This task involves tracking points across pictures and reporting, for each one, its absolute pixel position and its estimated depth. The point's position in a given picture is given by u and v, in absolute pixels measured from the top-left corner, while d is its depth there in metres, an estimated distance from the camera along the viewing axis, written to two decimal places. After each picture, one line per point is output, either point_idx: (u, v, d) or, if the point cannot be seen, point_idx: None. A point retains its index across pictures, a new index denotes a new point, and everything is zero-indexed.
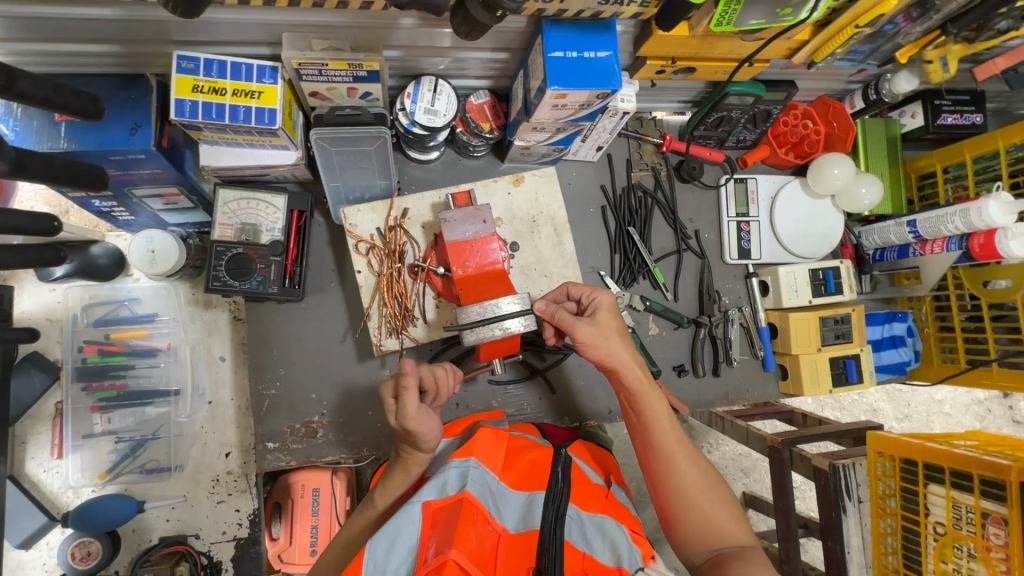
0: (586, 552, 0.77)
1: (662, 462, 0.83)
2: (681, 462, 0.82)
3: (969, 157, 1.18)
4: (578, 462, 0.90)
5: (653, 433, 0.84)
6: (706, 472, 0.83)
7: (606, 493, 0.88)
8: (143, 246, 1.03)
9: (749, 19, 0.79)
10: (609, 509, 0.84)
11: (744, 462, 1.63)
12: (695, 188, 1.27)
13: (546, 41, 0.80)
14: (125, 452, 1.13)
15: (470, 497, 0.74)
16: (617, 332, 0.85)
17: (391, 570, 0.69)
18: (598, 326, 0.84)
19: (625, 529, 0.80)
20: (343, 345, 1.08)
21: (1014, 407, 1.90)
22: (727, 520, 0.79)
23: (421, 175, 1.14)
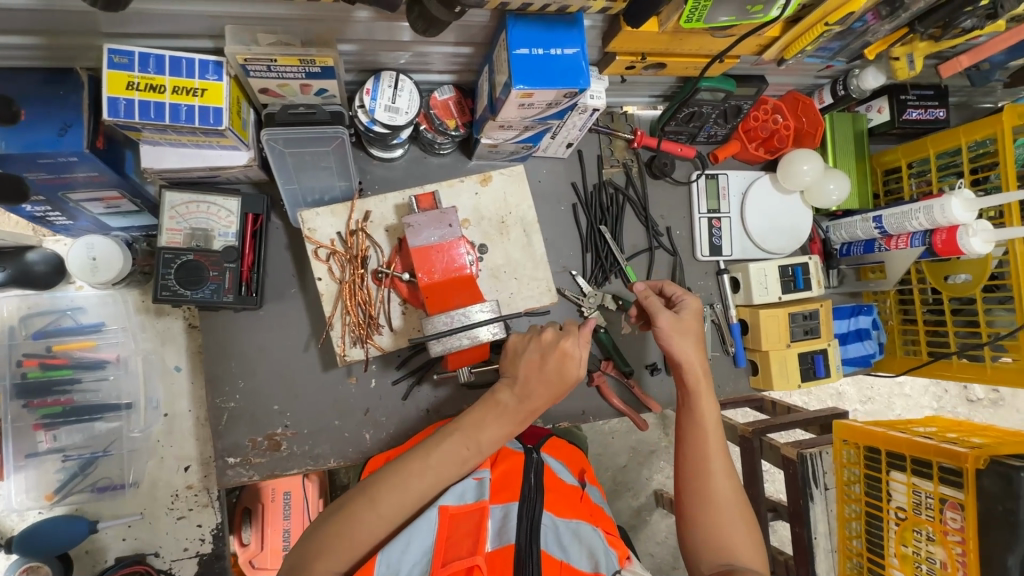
0: (564, 559, 0.75)
1: (699, 466, 0.85)
2: (718, 473, 0.84)
3: (932, 153, 1.19)
4: (552, 466, 0.91)
5: (698, 434, 0.87)
6: (737, 492, 0.83)
7: (581, 496, 0.89)
8: (83, 254, 0.96)
9: (719, 16, 0.77)
10: (582, 514, 0.84)
11: None
12: (666, 184, 1.26)
13: (511, 37, 0.76)
14: (74, 470, 1.05)
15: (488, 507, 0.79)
16: (695, 334, 0.91)
17: (405, 570, 0.71)
18: (682, 321, 0.92)
19: (600, 533, 0.80)
20: (306, 354, 1.04)
21: (968, 387, 1.98)
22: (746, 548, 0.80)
23: (384, 173, 1.09)
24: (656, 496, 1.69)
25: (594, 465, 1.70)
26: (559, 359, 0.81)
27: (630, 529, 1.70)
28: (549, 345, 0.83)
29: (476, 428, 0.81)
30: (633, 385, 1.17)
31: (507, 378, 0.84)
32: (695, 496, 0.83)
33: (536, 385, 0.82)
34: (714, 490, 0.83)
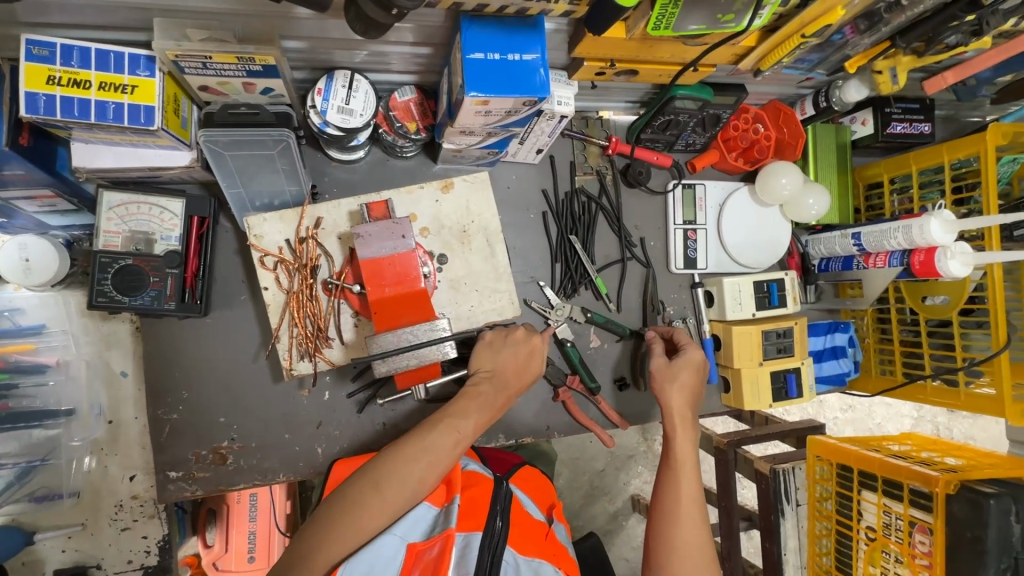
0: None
1: (673, 518, 0.85)
2: (690, 530, 0.84)
3: (914, 169, 1.15)
4: (520, 498, 0.88)
5: (677, 484, 0.87)
6: (706, 551, 0.83)
7: (546, 533, 0.86)
8: (15, 254, 0.90)
9: (688, 24, 0.72)
10: (544, 551, 0.81)
11: None
12: (641, 193, 1.21)
13: (465, 40, 0.71)
14: (10, 479, 1.00)
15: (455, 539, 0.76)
16: (687, 383, 0.97)
17: None
18: (682, 366, 0.97)
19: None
20: (255, 365, 0.99)
21: None
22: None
23: (344, 176, 1.04)
24: (634, 501, 1.67)
25: (572, 468, 1.67)
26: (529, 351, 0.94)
27: (606, 535, 1.68)
28: (522, 341, 0.94)
29: (457, 414, 0.84)
30: (599, 402, 1.13)
31: (480, 371, 0.91)
32: (664, 549, 0.83)
33: (509, 373, 0.91)
34: (684, 545, 0.83)
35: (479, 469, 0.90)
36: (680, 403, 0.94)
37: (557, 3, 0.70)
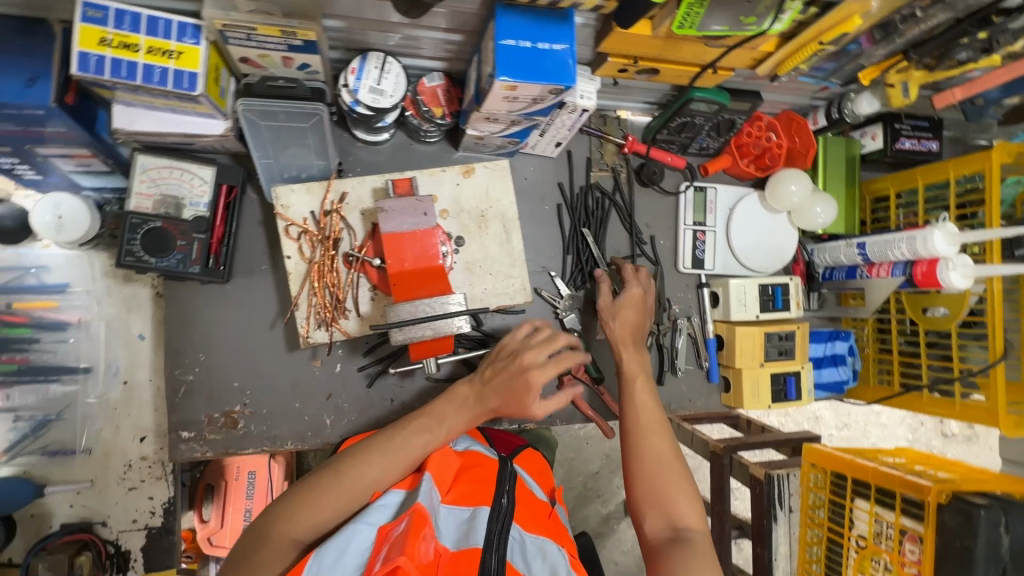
0: (525, 572, 0.76)
1: (638, 430, 0.87)
2: (655, 439, 0.85)
3: (921, 184, 1.19)
4: (524, 479, 0.92)
5: (634, 400, 0.90)
6: (676, 456, 0.84)
7: (549, 512, 0.89)
8: (48, 211, 0.94)
9: (711, 25, 0.76)
10: (549, 529, 0.85)
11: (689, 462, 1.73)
12: (654, 193, 1.24)
13: (498, 27, 0.75)
14: (25, 431, 1.04)
15: (422, 509, 0.71)
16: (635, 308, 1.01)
17: None
18: (625, 301, 1.02)
19: (565, 554, 0.79)
20: (271, 333, 1.02)
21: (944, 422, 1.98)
22: (688, 513, 0.80)
23: (368, 157, 1.07)
24: (625, 505, 1.68)
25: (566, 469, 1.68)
26: (522, 386, 0.82)
27: (596, 537, 1.69)
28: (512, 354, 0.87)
29: (434, 414, 0.84)
30: (602, 393, 1.16)
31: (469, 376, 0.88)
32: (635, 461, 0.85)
33: (494, 392, 0.84)
34: (651, 454, 0.84)
35: (483, 451, 0.94)
36: (629, 330, 0.99)
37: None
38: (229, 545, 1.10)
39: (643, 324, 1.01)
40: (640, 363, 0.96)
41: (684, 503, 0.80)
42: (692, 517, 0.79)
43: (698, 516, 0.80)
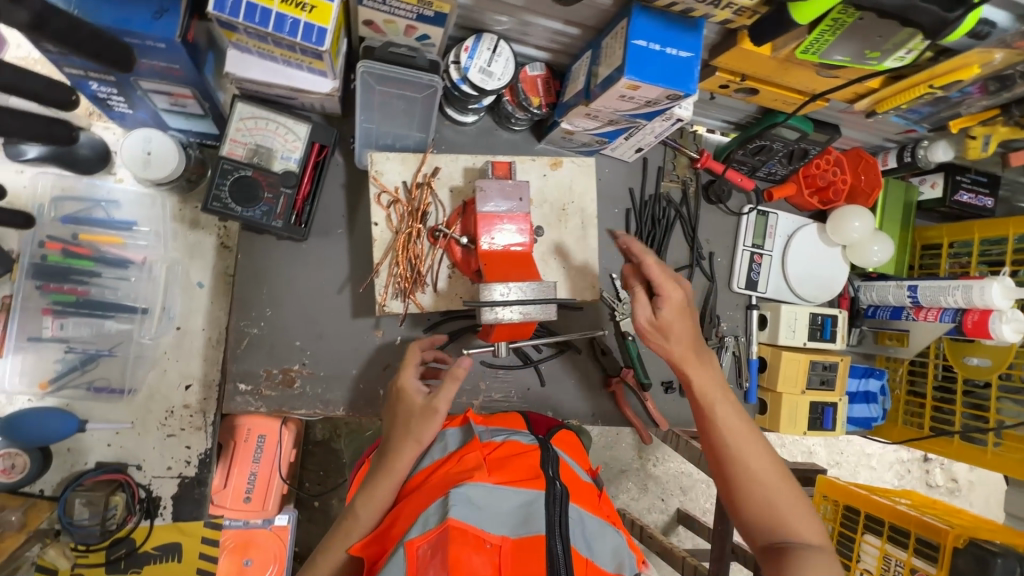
0: (587, 555, 0.75)
1: (732, 448, 0.80)
2: (755, 454, 0.79)
3: (977, 237, 1.22)
4: (565, 462, 0.89)
5: (715, 417, 0.83)
6: (777, 468, 0.78)
7: (596, 493, 0.89)
8: (138, 146, 0.93)
9: (835, 54, 0.77)
10: (601, 514, 0.84)
11: (684, 480, 1.80)
12: (718, 211, 1.27)
13: (633, 26, 0.76)
14: (73, 364, 1.02)
15: (457, 523, 0.68)
16: (683, 315, 0.88)
17: None
18: (665, 319, 0.86)
19: (621, 535, 0.82)
20: (338, 297, 1.01)
21: (930, 471, 1.99)
22: (807, 524, 0.75)
23: (452, 136, 1.07)
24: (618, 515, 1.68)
25: None
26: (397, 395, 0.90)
27: None
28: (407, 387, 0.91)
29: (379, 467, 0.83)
30: (647, 401, 1.18)
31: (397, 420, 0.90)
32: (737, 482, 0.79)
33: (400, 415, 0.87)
34: (754, 473, 0.78)
35: (523, 439, 0.88)
36: (684, 349, 0.87)
37: (723, 10, 0.75)
38: (230, 506, 1.07)
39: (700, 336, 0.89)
40: (718, 374, 0.87)
41: (801, 516, 0.76)
42: (812, 530, 0.75)
43: (816, 527, 0.75)
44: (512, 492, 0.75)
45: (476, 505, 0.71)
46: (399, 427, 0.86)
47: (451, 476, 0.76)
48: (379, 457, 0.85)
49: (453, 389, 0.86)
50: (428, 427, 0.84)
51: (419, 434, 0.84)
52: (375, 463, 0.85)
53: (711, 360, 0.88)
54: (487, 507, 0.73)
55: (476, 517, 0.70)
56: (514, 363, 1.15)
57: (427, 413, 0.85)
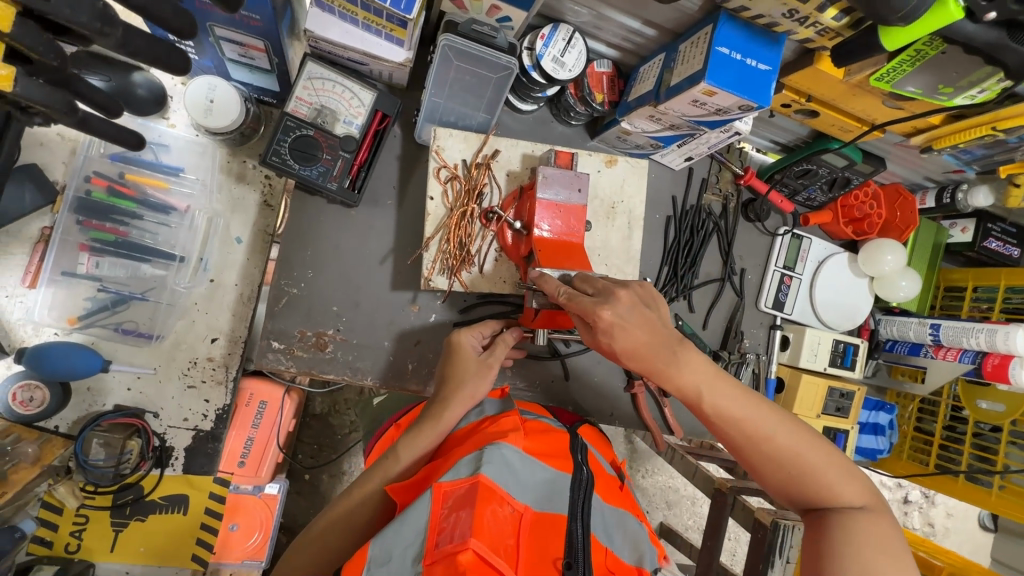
0: (608, 543, 0.75)
1: (753, 435, 0.71)
2: (781, 430, 0.71)
3: (1003, 284, 1.23)
4: (593, 453, 0.89)
5: (722, 413, 0.72)
6: (801, 440, 0.71)
7: (619, 485, 0.90)
8: (202, 92, 0.93)
9: (908, 85, 0.79)
10: (624, 505, 0.85)
11: (671, 495, 1.82)
12: (755, 229, 1.28)
13: (717, 33, 0.77)
14: (104, 304, 1.01)
15: (486, 480, 0.66)
16: (643, 326, 0.71)
17: (398, 554, 0.64)
18: (625, 346, 0.70)
19: (643, 528, 0.83)
20: (380, 268, 1.02)
21: (909, 513, 1.73)
22: (851, 486, 0.70)
23: (509, 123, 1.07)
24: None
25: None
26: (451, 349, 0.89)
27: None
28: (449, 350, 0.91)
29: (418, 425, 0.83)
30: (665, 407, 1.20)
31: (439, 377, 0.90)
32: (766, 464, 0.72)
33: (443, 374, 0.88)
34: (783, 454, 0.71)
35: (549, 423, 0.89)
36: (664, 356, 0.71)
37: (807, 28, 0.76)
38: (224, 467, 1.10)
39: (665, 335, 0.72)
40: (706, 360, 0.73)
41: (844, 481, 0.70)
42: (856, 490, 0.70)
43: (861, 487, 0.71)
44: (541, 467, 0.75)
45: (509, 467, 0.71)
46: (451, 382, 0.86)
47: (488, 437, 0.76)
48: (426, 409, 0.86)
49: (507, 348, 0.90)
50: (482, 384, 0.86)
51: (472, 391, 0.85)
52: (420, 416, 0.87)
53: (691, 351, 0.72)
54: (518, 472, 0.72)
55: (507, 479, 0.69)
56: (542, 354, 1.16)
57: (482, 369, 0.86)
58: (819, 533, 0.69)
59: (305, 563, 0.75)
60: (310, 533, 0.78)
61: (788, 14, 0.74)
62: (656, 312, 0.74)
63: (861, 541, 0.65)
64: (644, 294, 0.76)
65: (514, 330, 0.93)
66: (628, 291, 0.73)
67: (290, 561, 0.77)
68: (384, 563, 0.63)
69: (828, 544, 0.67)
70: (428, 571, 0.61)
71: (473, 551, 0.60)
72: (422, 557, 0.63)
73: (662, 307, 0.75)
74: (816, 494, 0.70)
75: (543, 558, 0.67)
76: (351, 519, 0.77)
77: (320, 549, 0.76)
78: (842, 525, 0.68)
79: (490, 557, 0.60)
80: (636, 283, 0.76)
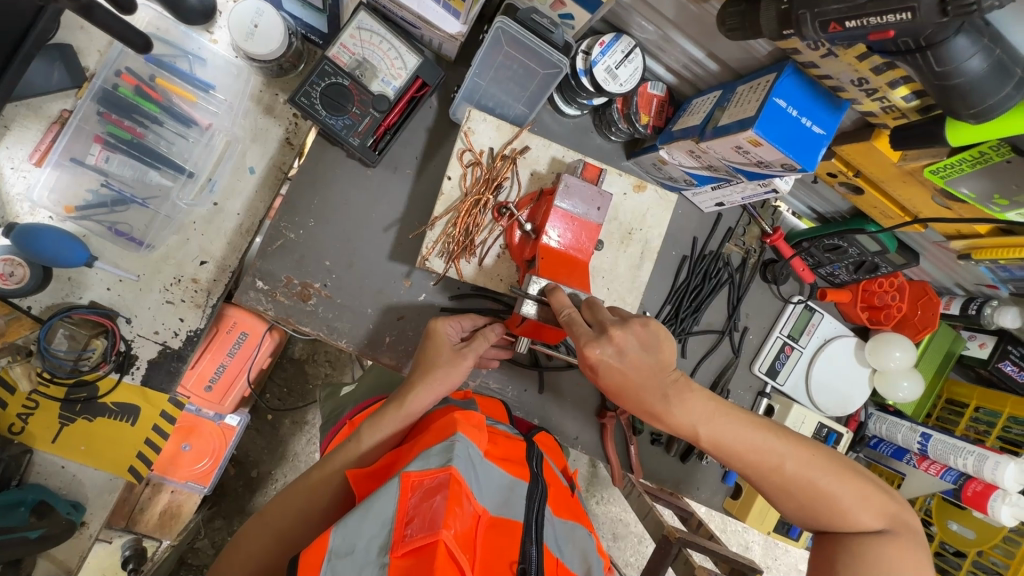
0: (558, 555, 0.72)
1: (759, 466, 0.71)
2: (790, 459, 0.70)
3: (1007, 412, 1.18)
4: (548, 461, 0.87)
5: (728, 447, 0.71)
6: (819, 466, 0.70)
7: (571, 494, 0.87)
8: (248, 15, 0.91)
9: (962, 186, 0.74)
10: (573, 514, 0.82)
11: (619, 529, 1.79)
12: (769, 291, 1.24)
13: (779, 83, 0.73)
14: (105, 200, 0.99)
15: (457, 473, 0.64)
16: (629, 367, 0.69)
17: (360, 547, 0.59)
18: (607, 383, 0.71)
19: (591, 540, 0.80)
20: (382, 235, 1.00)
21: None
22: (865, 511, 0.69)
23: (548, 122, 1.03)
24: None
25: None
26: (427, 334, 0.87)
27: None
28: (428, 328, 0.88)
29: (381, 415, 0.81)
30: (632, 445, 1.19)
31: (418, 350, 0.87)
32: (775, 492, 0.72)
33: (420, 356, 0.86)
34: (793, 482, 0.70)
35: (506, 430, 0.85)
36: (655, 398, 0.70)
37: (873, 101, 0.72)
38: (192, 389, 1.13)
39: (658, 374, 0.70)
40: (705, 396, 0.72)
41: (858, 508, 0.69)
42: (870, 513, 0.69)
43: (876, 508, 0.70)
44: (498, 471, 0.73)
45: (474, 466, 0.68)
46: (422, 365, 0.84)
47: (452, 422, 0.72)
48: (393, 393, 0.85)
49: (486, 344, 0.86)
50: (453, 374, 0.83)
51: (441, 379, 0.82)
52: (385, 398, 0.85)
53: (687, 391, 0.71)
54: (479, 474, 0.69)
55: (472, 477, 0.67)
56: (522, 360, 1.14)
57: (455, 358, 0.83)
58: (830, 552, 0.69)
59: (257, 548, 0.75)
60: (260, 520, 0.78)
61: (856, 81, 0.70)
62: (655, 356, 0.70)
63: (870, 566, 0.65)
64: (646, 336, 0.70)
65: (497, 323, 0.90)
66: (625, 330, 0.69)
67: (235, 548, 0.76)
68: (344, 555, 0.59)
69: (834, 565, 0.68)
70: (395, 564, 0.57)
71: (444, 544, 0.58)
72: (389, 549, 0.59)
73: (647, 348, 0.69)
74: (826, 519, 0.70)
75: (496, 561, 0.64)
76: (308, 503, 0.77)
77: (271, 533, 0.76)
78: (854, 546, 0.68)
79: (460, 554, 0.58)
80: (638, 323, 0.70)
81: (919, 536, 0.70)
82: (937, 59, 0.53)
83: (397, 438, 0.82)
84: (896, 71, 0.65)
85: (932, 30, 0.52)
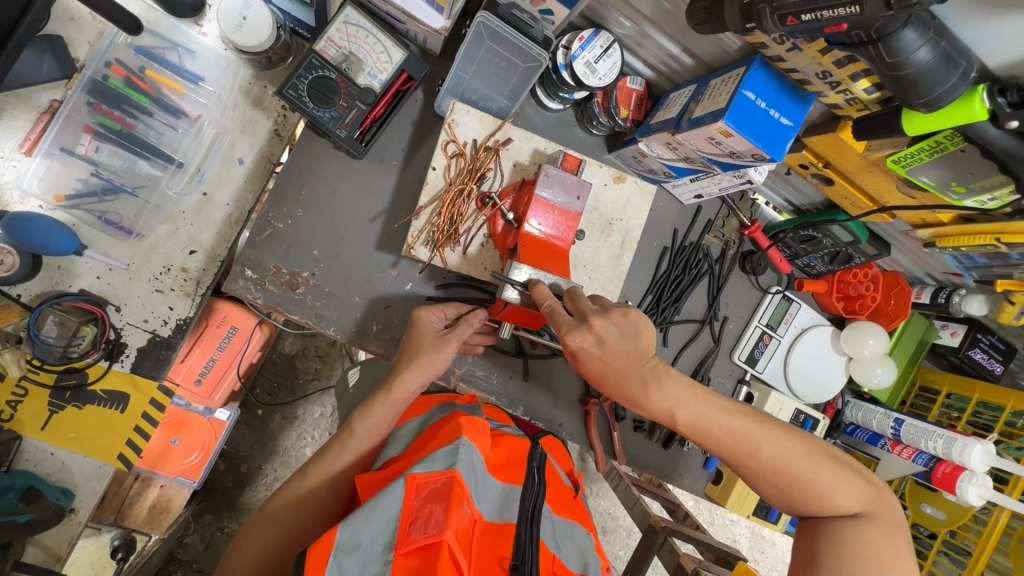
0: (557, 552, 0.75)
1: (737, 451, 0.73)
2: (766, 444, 0.73)
3: (976, 397, 1.22)
4: (550, 462, 0.89)
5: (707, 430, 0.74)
6: (796, 452, 0.73)
7: (573, 494, 0.89)
8: (237, 8, 0.93)
9: (922, 174, 0.78)
10: (573, 513, 0.84)
11: (608, 521, 1.82)
12: (748, 281, 1.27)
13: (748, 76, 0.77)
14: (94, 189, 1.01)
15: (461, 476, 0.66)
16: (608, 355, 0.71)
17: (365, 544, 0.61)
18: (588, 371, 0.73)
19: (590, 539, 0.83)
20: (369, 225, 1.02)
21: None
22: (842, 494, 0.72)
23: (531, 116, 1.06)
24: None
25: None
26: (412, 322, 0.90)
27: None
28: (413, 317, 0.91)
29: (371, 403, 0.83)
30: (614, 431, 1.21)
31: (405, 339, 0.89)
32: (754, 476, 0.75)
33: (406, 342, 0.88)
34: (771, 467, 0.73)
35: (512, 433, 0.89)
36: (634, 384, 0.72)
37: (837, 94, 0.75)
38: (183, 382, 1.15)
39: (636, 359, 0.71)
40: (683, 382, 0.74)
41: (836, 492, 0.72)
42: (848, 497, 0.72)
43: (853, 493, 0.73)
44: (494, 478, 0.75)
45: (475, 469, 0.70)
46: (408, 350, 0.87)
47: (457, 427, 0.75)
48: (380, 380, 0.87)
49: (469, 330, 0.89)
50: (438, 359, 0.85)
51: (427, 363, 0.85)
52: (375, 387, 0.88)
53: (664, 376, 0.73)
54: (479, 476, 0.71)
55: (473, 480, 0.69)
56: (507, 348, 1.16)
57: (438, 343, 0.86)
58: (812, 537, 0.73)
59: (265, 542, 0.74)
60: (268, 512, 0.77)
61: (819, 74, 0.73)
62: (634, 343, 0.71)
63: (850, 552, 0.69)
64: (625, 325, 0.72)
65: (480, 309, 0.93)
66: (603, 320, 0.70)
67: (241, 543, 0.75)
68: (351, 551, 0.61)
69: (817, 552, 0.71)
70: (400, 562, 0.60)
71: (447, 544, 0.60)
72: (394, 547, 0.61)
73: (622, 331, 0.71)
74: (806, 504, 0.73)
75: (494, 560, 0.67)
76: (312, 496, 0.78)
77: (281, 529, 0.76)
78: (833, 532, 0.71)
79: (460, 553, 0.60)
80: (617, 313, 0.72)
81: (895, 517, 0.73)
82: (888, 50, 0.57)
83: (387, 423, 0.84)
84: (857, 64, 0.68)
85: (882, 21, 0.55)
